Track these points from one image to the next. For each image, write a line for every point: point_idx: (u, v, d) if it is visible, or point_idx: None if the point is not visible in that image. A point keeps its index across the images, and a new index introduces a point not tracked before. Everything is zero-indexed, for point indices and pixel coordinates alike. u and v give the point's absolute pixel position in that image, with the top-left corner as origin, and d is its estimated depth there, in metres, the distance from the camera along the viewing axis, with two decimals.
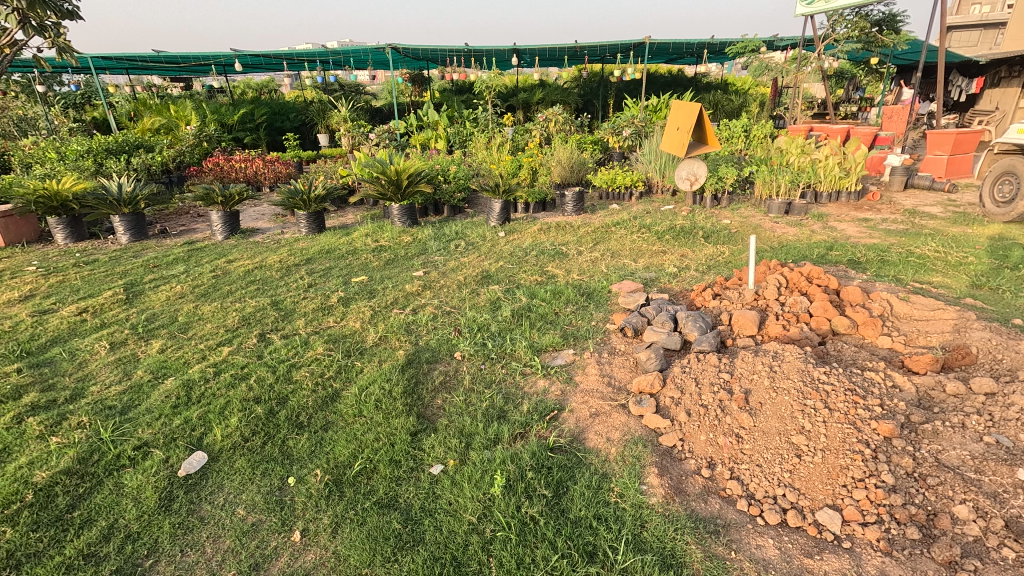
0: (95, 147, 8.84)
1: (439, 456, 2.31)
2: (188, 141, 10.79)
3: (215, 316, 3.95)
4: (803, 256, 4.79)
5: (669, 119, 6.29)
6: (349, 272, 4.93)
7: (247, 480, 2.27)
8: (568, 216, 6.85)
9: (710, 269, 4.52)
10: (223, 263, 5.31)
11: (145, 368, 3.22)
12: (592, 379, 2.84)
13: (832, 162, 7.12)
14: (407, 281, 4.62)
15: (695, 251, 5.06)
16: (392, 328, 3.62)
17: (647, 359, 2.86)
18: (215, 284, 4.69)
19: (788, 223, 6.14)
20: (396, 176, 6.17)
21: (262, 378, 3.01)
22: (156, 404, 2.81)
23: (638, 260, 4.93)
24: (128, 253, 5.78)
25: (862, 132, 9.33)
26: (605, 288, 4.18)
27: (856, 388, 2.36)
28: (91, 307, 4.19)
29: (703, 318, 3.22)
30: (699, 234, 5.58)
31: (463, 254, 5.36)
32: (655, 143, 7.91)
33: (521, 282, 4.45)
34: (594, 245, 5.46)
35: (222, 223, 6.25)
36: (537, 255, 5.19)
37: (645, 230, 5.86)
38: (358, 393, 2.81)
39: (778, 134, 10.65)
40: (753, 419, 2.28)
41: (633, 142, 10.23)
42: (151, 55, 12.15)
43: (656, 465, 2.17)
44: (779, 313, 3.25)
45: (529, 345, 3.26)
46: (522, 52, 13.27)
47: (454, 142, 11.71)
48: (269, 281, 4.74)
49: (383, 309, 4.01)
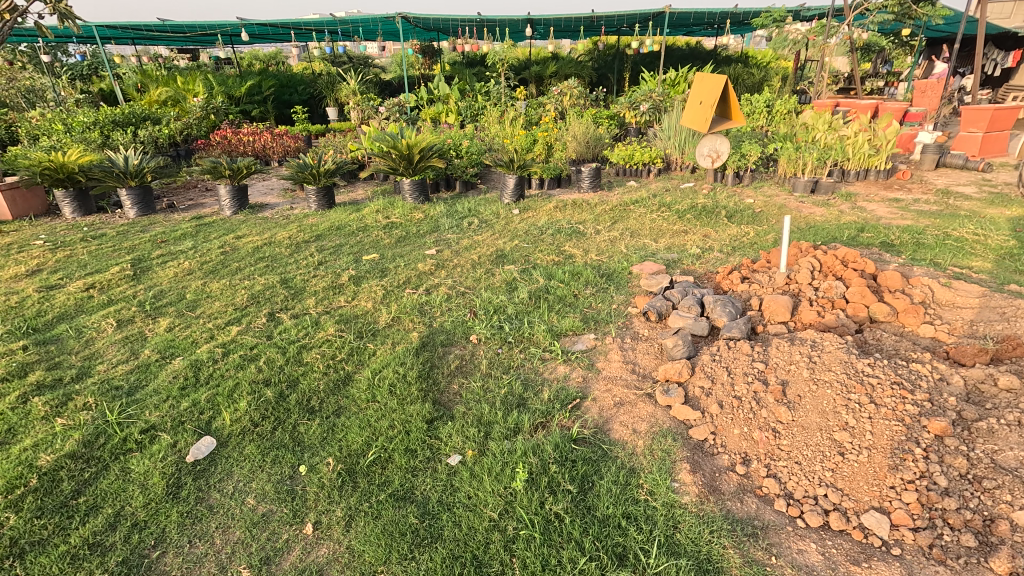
0: (101, 119, 8.70)
1: (457, 446, 2.19)
2: (195, 113, 10.60)
3: (224, 294, 3.85)
4: (833, 237, 4.59)
5: (693, 93, 6.11)
6: (360, 249, 4.79)
7: (256, 467, 2.18)
8: (585, 193, 6.62)
9: (735, 251, 4.33)
10: (232, 238, 5.20)
11: (153, 347, 3.14)
12: (615, 366, 2.72)
13: (861, 139, 6.84)
14: (420, 259, 4.48)
15: (719, 231, 4.86)
16: (405, 308, 3.50)
17: (674, 346, 2.71)
18: (224, 261, 4.58)
19: (814, 202, 5.89)
20: (407, 151, 5.97)
21: (271, 359, 2.91)
22: (164, 385, 2.73)
23: (659, 240, 4.75)
24: (135, 228, 5.68)
25: (892, 107, 8.93)
26: (625, 269, 4.02)
27: (902, 382, 2.18)
28: (98, 283, 4.11)
29: (733, 303, 3.04)
30: (722, 214, 5.36)
31: (477, 232, 5.20)
32: (675, 118, 7.62)
33: (537, 262, 4.28)
34: (612, 224, 5.27)
35: (230, 197, 6.13)
36: (553, 234, 5.03)
37: (666, 209, 5.65)
38: (371, 376, 2.70)
39: (802, 109, 10.24)
40: (791, 413, 2.13)
41: (650, 117, 9.88)
42: (156, 24, 11.87)
43: (688, 461, 2.03)
44: (813, 299, 3.06)
45: (549, 330, 3.11)
46: (536, 22, 12.80)
47: (464, 116, 11.41)
48: (278, 258, 4.62)
49: (395, 289, 3.87)
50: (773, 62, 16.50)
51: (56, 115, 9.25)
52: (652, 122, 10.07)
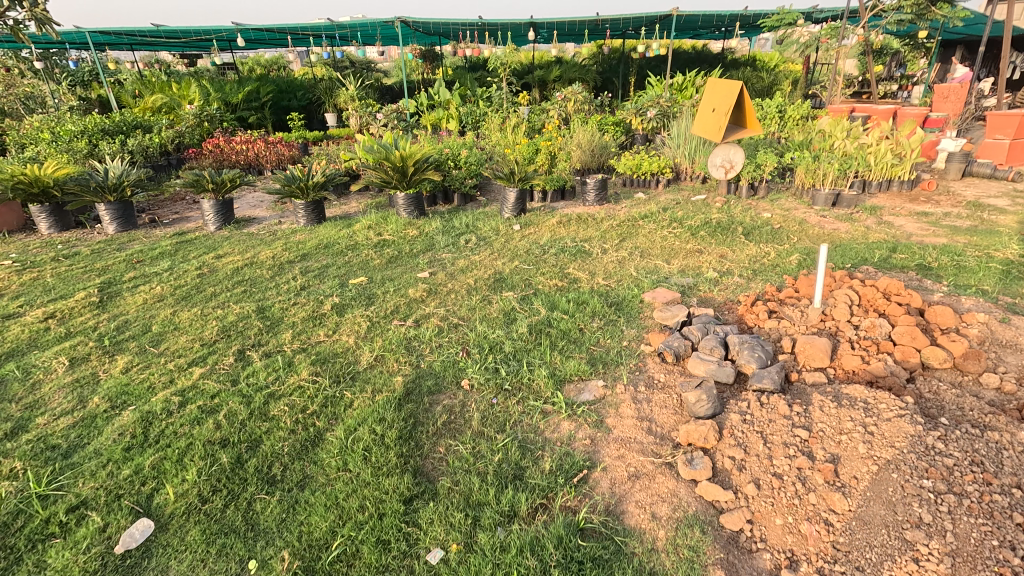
0: (90, 127, 8.42)
1: (438, 537, 1.82)
2: (187, 120, 10.29)
3: (194, 326, 3.49)
4: (862, 258, 4.21)
5: (705, 99, 5.83)
6: (346, 271, 4.44)
7: (196, 562, 1.80)
8: (589, 207, 6.24)
9: (756, 275, 3.94)
10: (211, 259, 4.85)
11: (103, 394, 2.77)
12: (628, 425, 2.34)
13: (884, 148, 6.45)
14: (412, 284, 4.12)
15: (736, 251, 4.49)
16: (390, 346, 3.13)
17: (697, 401, 2.32)
18: (199, 285, 4.22)
19: (837, 217, 5.50)
20: (400, 163, 5.63)
21: (233, 413, 2.54)
22: (105, 446, 2.35)
23: (671, 261, 4.37)
24: (112, 246, 5.35)
25: (911, 113, 8.53)
26: (635, 296, 3.65)
27: (983, 463, 1.77)
28: (60, 312, 3.76)
29: (763, 346, 2.65)
30: (739, 231, 4.98)
31: (474, 251, 4.83)
32: (684, 126, 7.27)
33: (539, 287, 3.90)
34: (620, 242, 4.90)
35: (214, 212, 5.79)
36: (556, 253, 4.66)
37: (677, 225, 5.28)
38: (344, 437, 2.33)
39: (816, 114, 9.84)
40: (847, 500, 1.72)
41: (658, 124, 9.50)
42: (150, 30, 11.60)
43: (721, 565, 1.64)
44: (854, 339, 2.67)
45: (551, 375, 2.72)
46: (539, 25, 12.45)
47: (465, 123, 11.07)
48: (258, 281, 4.27)
49: (381, 320, 3.50)
50: (782, 65, 16.08)
51: (45, 123, 8.99)
52: (660, 129, 9.69)
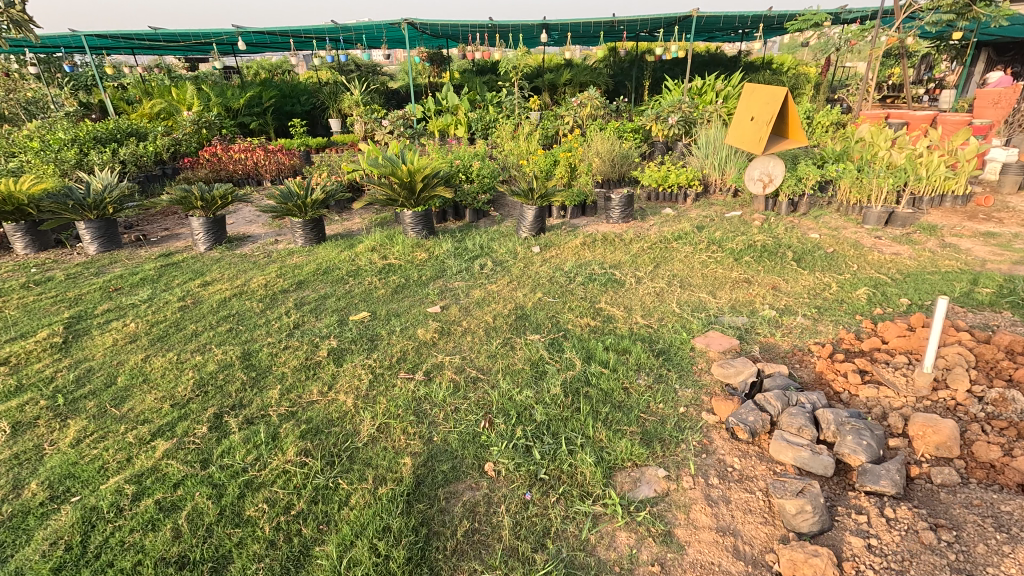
0: (81, 135, 7.98)
1: None
2: (185, 128, 9.83)
3: (166, 378, 2.97)
4: (941, 292, 3.63)
5: (744, 105, 5.42)
6: (347, 303, 3.92)
7: None
8: (614, 225, 5.69)
9: (822, 315, 3.38)
10: (197, 287, 4.34)
11: (41, 477, 2.24)
12: (708, 543, 1.79)
13: (937, 159, 5.84)
14: (421, 321, 3.59)
15: (789, 282, 3.95)
16: (396, 410, 2.60)
17: (800, 514, 1.77)
18: (179, 321, 3.71)
19: (894, 239, 4.91)
20: (408, 178, 5.13)
21: (198, 512, 2.00)
22: (30, 564, 1.83)
23: (717, 294, 3.82)
24: (90, 269, 4.86)
25: (952, 121, 7.93)
26: (684, 343, 3.09)
27: None
28: (14, 358, 3.24)
29: (870, 430, 2.09)
30: (789, 256, 4.42)
31: (490, 279, 4.30)
32: (713, 135, 6.72)
33: (569, 328, 3.36)
34: (654, 269, 4.36)
35: (205, 230, 5.29)
36: (584, 283, 4.11)
37: (716, 247, 4.73)
38: (338, 555, 1.80)
39: (848, 120, 9.25)
40: None
41: (680, 131, 8.94)
42: (147, 33, 11.17)
43: None
44: (983, 419, 2.11)
45: (597, 461, 2.18)
46: (552, 28, 11.93)
47: (475, 129, 10.55)
48: (246, 317, 3.75)
49: (385, 372, 2.96)
50: (801, 69, 15.53)
51: (36, 131, 8.57)
52: (683, 137, 9.14)
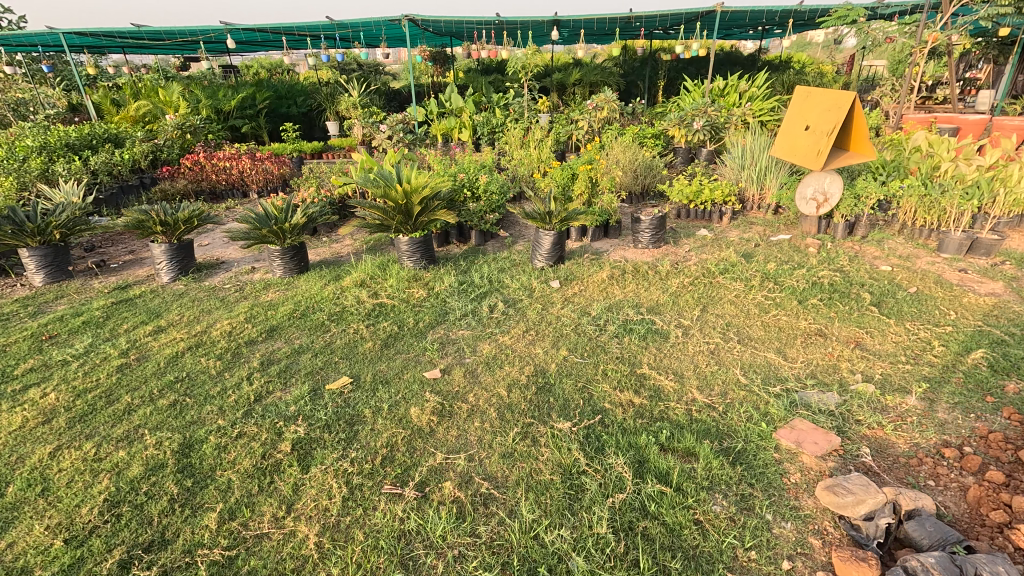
0: (50, 142, 7.24)
1: None
2: (167, 133, 9.07)
3: (71, 489, 2.21)
4: None
5: (791, 114, 4.72)
6: (324, 362, 3.16)
7: None
8: (644, 250, 4.91)
9: (939, 391, 2.59)
10: (150, 334, 3.60)
11: None
12: None
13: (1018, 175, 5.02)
14: (416, 394, 2.80)
15: (876, 336, 3.17)
16: (378, 559, 1.84)
17: None
18: (113, 388, 2.96)
19: (983, 272, 4.12)
20: (403, 200, 4.32)
21: None
22: None
23: (788, 355, 3.03)
24: (29, 307, 4.12)
25: (1011, 126, 7.15)
26: (766, 439, 2.32)
27: None
28: None
29: None
30: (865, 297, 3.64)
31: (502, 325, 3.54)
32: (752, 143, 5.91)
33: (608, 410, 2.58)
34: (701, 313, 3.59)
35: (167, 258, 4.53)
36: (618, 334, 3.34)
37: (772, 283, 3.94)
38: None
39: (892, 124, 8.40)
40: None
41: (706, 136, 8.12)
42: (132, 31, 10.43)
43: None
44: None
45: None
46: (562, 24, 11.11)
47: (480, 133, 9.78)
48: (198, 382, 2.99)
49: (367, 482, 2.19)
50: (823, 69, 14.71)
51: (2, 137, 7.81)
52: (708, 142, 8.33)
